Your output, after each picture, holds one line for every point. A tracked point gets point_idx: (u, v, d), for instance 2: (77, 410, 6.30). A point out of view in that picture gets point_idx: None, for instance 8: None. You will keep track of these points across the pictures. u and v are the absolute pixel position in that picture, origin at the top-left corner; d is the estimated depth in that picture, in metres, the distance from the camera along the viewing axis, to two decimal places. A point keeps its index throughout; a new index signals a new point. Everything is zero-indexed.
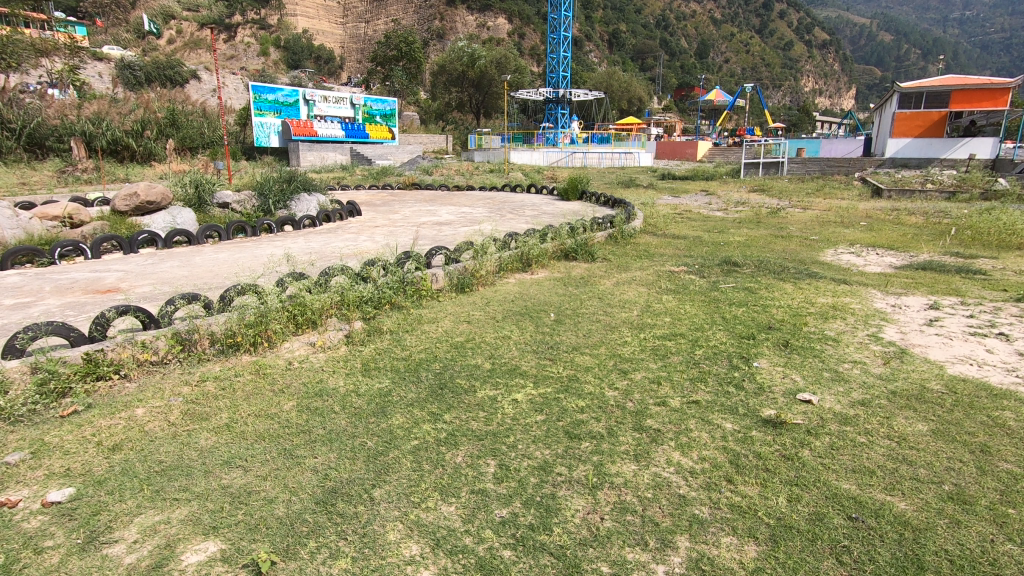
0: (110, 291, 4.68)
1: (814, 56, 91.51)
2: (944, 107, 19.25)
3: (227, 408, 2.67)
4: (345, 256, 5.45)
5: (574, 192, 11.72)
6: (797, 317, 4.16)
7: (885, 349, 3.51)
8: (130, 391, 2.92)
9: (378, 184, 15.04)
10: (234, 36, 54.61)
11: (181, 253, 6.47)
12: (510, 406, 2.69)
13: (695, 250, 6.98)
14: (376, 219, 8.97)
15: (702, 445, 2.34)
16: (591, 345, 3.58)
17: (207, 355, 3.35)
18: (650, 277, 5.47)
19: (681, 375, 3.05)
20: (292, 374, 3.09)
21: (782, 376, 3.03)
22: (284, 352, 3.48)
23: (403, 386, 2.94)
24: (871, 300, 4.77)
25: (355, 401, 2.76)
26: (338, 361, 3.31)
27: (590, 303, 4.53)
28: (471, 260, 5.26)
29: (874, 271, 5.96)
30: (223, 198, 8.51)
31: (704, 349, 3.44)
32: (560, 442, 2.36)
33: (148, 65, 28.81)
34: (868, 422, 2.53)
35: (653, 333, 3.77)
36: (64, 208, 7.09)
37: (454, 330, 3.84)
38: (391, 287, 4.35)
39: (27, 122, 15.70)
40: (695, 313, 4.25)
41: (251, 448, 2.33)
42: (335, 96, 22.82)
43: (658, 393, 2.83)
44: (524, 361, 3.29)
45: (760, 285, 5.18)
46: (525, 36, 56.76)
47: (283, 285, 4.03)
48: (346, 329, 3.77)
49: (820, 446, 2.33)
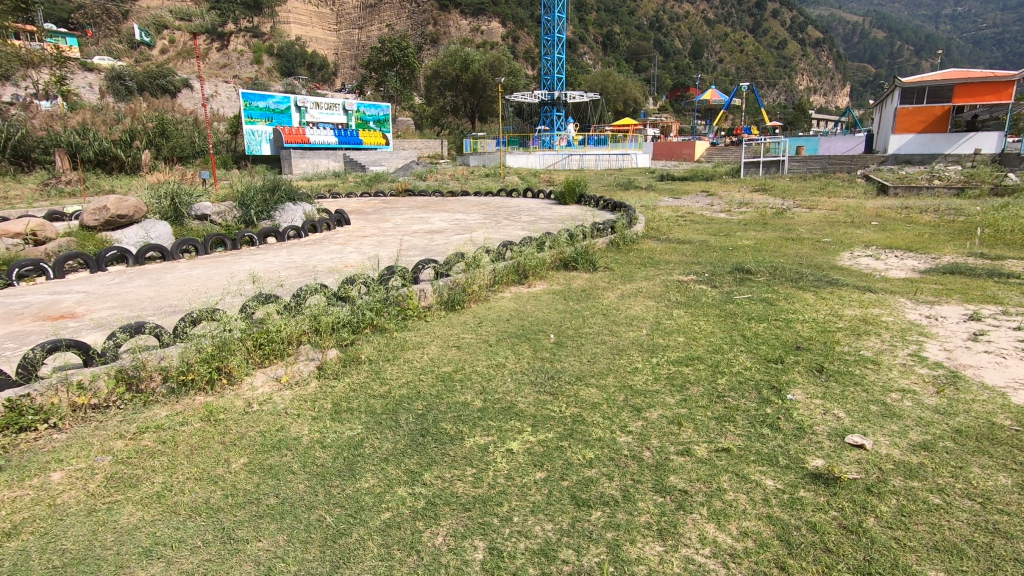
0: (63, 317, 4.26)
1: (808, 55, 91.60)
2: (947, 102, 18.84)
3: (163, 470, 2.22)
4: (323, 273, 5.02)
5: (572, 196, 11.30)
6: (826, 333, 3.72)
7: (932, 371, 3.07)
8: (54, 446, 2.45)
9: (370, 191, 14.68)
10: (228, 44, 53.96)
11: (153, 270, 6.04)
12: (504, 460, 2.24)
13: (703, 256, 6.54)
14: (366, 228, 8.56)
15: (740, 513, 1.89)
16: (597, 373, 3.14)
17: (157, 396, 2.91)
18: (658, 288, 5.03)
19: (704, 413, 2.61)
20: (248, 421, 2.64)
21: (822, 412, 2.59)
22: (245, 389, 3.02)
23: (378, 433, 2.50)
24: (903, 310, 4.33)
25: (319, 456, 2.32)
26: (306, 401, 2.85)
27: (593, 322, 4.08)
28: (463, 274, 4.81)
29: (898, 276, 5.52)
30: (201, 210, 8.00)
31: (727, 378, 2.99)
32: (566, 513, 1.91)
33: (139, 75, 28.53)
34: (938, 475, 2.08)
35: (666, 357, 3.33)
36: (27, 224, 6.61)
37: (441, 359, 3.39)
38: (372, 307, 3.90)
39: (12, 134, 15.41)
40: (711, 331, 3.81)
41: (183, 529, 1.88)
42: (326, 103, 22.42)
43: (679, 439, 2.38)
44: (519, 397, 2.84)
45: (778, 296, 4.74)
46: (519, 39, 56.53)
47: (248, 310, 3.57)
48: (317, 360, 3.32)
49: (887, 510, 1.89)
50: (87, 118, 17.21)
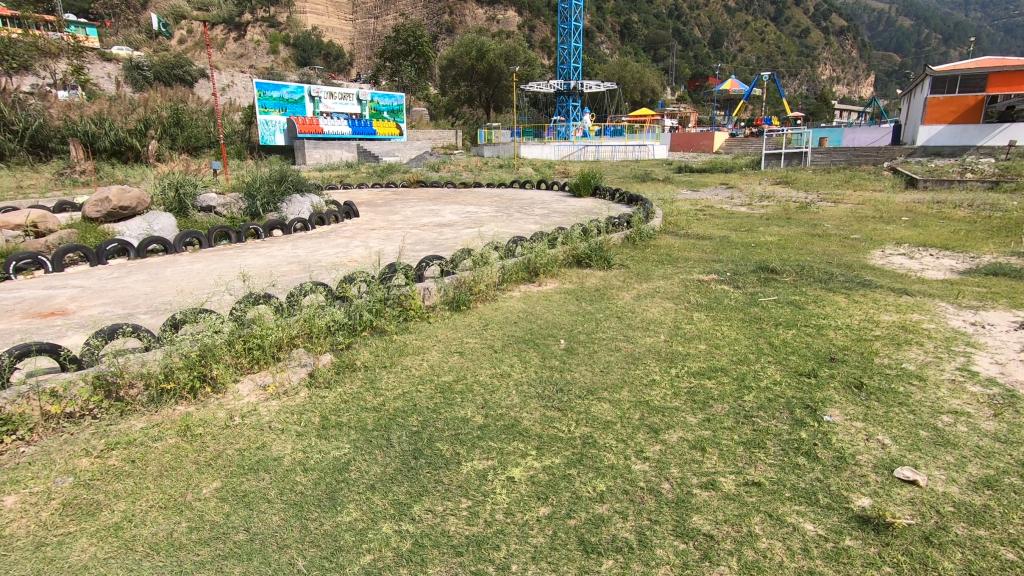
0: (53, 314, 4.09)
1: (831, 43, 89.60)
2: (981, 91, 18.07)
3: (126, 495, 2.01)
4: (322, 270, 4.78)
5: (587, 188, 10.96)
6: (862, 343, 3.40)
7: (986, 390, 2.73)
8: (16, 463, 2.25)
9: (381, 182, 14.45)
10: (244, 35, 54.38)
11: (154, 263, 5.88)
12: (504, 491, 1.99)
13: (724, 253, 6.21)
14: (375, 221, 8.35)
15: (777, 567, 1.63)
16: (610, 386, 2.86)
17: (136, 405, 2.70)
18: (676, 288, 4.74)
19: (731, 436, 2.33)
20: (226, 438, 2.41)
21: (864, 439, 2.30)
22: (229, 399, 2.80)
23: (367, 454, 2.26)
24: (945, 317, 3.99)
25: (299, 481, 2.09)
26: (292, 414, 2.63)
27: (607, 325, 3.80)
28: (469, 272, 4.54)
29: (935, 277, 5.16)
30: (207, 201, 7.88)
31: (755, 395, 2.70)
32: (573, 562, 1.66)
33: (157, 65, 28.72)
34: (1009, 522, 1.78)
35: (687, 368, 3.05)
36: (27, 216, 6.50)
37: (442, 366, 3.15)
38: (372, 308, 3.67)
39: (30, 123, 15.47)
40: (735, 338, 3.52)
41: (136, 571, 1.66)
42: (340, 92, 22.27)
43: (703, 468, 2.10)
44: (524, 412, 2.59)
45: (807, 298, 4.42)
46: (535, 28, 56.02)
47: (238, 311, 3.34)
48: (309, 366, 3.10)
49: (952, 567, 1.61)
50: (103, 107, 17.23)
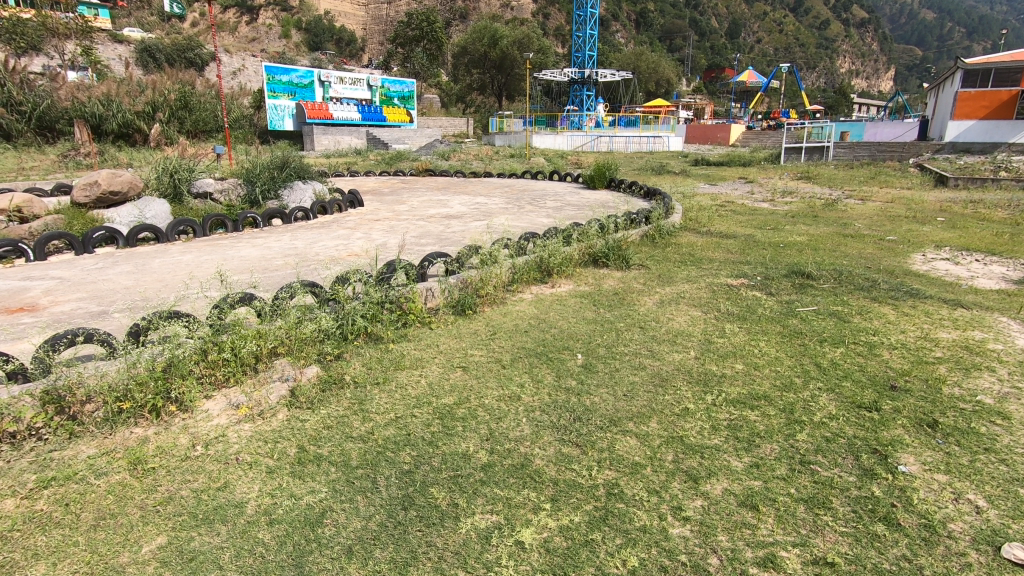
0: (21, 311, 3.74)
1: (852, 37, 87.89)
2: (1014, 86, 17.26)
3: (49, 555, 1.64)
4: (313, 268, 4.39)
5: (602, 179, 10.51)
6: (924, 367, 2.96)
7: None
8: None
9: (390, 170, 14.06)
10: (257, 18, 53.75)
11: (143, 253, 5.52)
12: (511, 563, 1.61)
13: (752, 254, 5.74)
14: (379, 211, 7.93)
15: None
16: (637, 415, 2.45)
17: (85, 426, 2.32)
18: (704, 294, 4.30)
19: (788, 490, 1.92)
20: (184, 472, 2.04)
21: (951, 498, 1.88)
22: (196, 421, 2.42)
23: (346, 502, 1.87)
24: (1011, 334, 3.53)
25: (262, 539, 1.71)
26: (264, 444, 2.23)
27: (629, 337, 3.39)
28: (475, 272, 4.13)
29: (989, 287, 4.67)
30: (202, 187, 7.51)
31: (810, 433, 2.27)
32: None
33: (168, 48, 28.38)
34: None
35: (726, 395, 2.62)
36: (11, 200, 6.18)
37: (442, 384, 2.75)
38: (365, 313, 3.27)
39: (38, 103, 15.11)
40: (777, 357, 3.09)
41: None
42: (350, 77, 21.78)
43: (758, 537, 1.70)
44: (537, 449, 2.18)
45: (850, 309, 3.97)
46: (550, 16, 55.13)
47: (211, 314, 2.94)
48: (291, 379, 2.71)
49: None
50: (111, 88, 16.87)
